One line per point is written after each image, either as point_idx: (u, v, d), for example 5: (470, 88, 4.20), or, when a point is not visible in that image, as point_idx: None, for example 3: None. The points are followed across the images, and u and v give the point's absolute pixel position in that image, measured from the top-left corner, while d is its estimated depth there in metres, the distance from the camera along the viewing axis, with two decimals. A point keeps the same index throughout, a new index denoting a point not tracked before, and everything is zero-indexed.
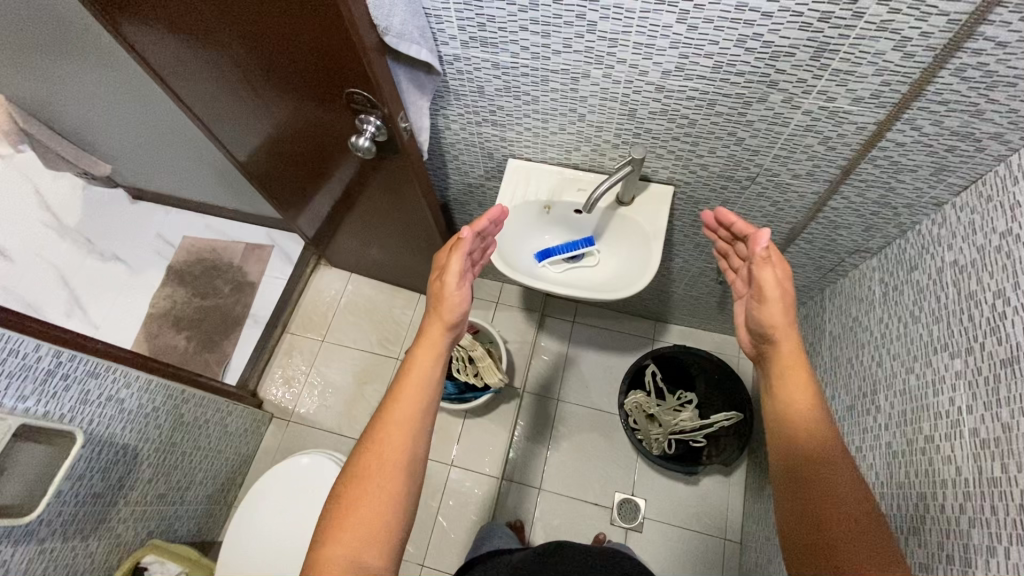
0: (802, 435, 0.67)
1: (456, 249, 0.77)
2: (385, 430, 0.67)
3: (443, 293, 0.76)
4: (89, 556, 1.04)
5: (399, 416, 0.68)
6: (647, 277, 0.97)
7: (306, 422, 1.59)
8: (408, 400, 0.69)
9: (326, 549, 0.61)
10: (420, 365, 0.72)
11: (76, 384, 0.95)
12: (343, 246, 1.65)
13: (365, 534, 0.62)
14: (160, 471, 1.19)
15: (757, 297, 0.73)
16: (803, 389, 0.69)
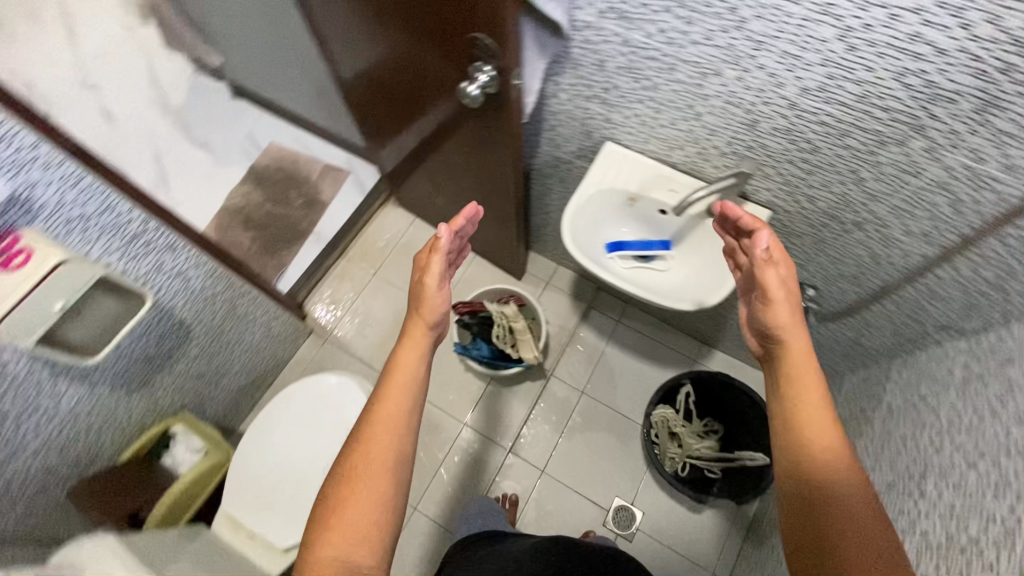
0: (814, 454, 0.63)
1: (434, 251, 0.75)
2: (368, 433, 0.68)
3: (423, 297, 0.75)
4: (128, 410, 1.13)
5: (384, 418, 0.69)
6: (721, 295, 0.94)
7: (341, 345, 1.64)
8: (393, 401, 0.69)
9: (318, 551, 0.62)
10: (404, 363, 0.72)
11: (155, 254, 1.01)
12: (416, 189, 1.66)
13: (357, 535, 0.63)
14: (204, 353, 1.25)
15: (763, 298, 0.69)
16: (815, 392, 0.65)
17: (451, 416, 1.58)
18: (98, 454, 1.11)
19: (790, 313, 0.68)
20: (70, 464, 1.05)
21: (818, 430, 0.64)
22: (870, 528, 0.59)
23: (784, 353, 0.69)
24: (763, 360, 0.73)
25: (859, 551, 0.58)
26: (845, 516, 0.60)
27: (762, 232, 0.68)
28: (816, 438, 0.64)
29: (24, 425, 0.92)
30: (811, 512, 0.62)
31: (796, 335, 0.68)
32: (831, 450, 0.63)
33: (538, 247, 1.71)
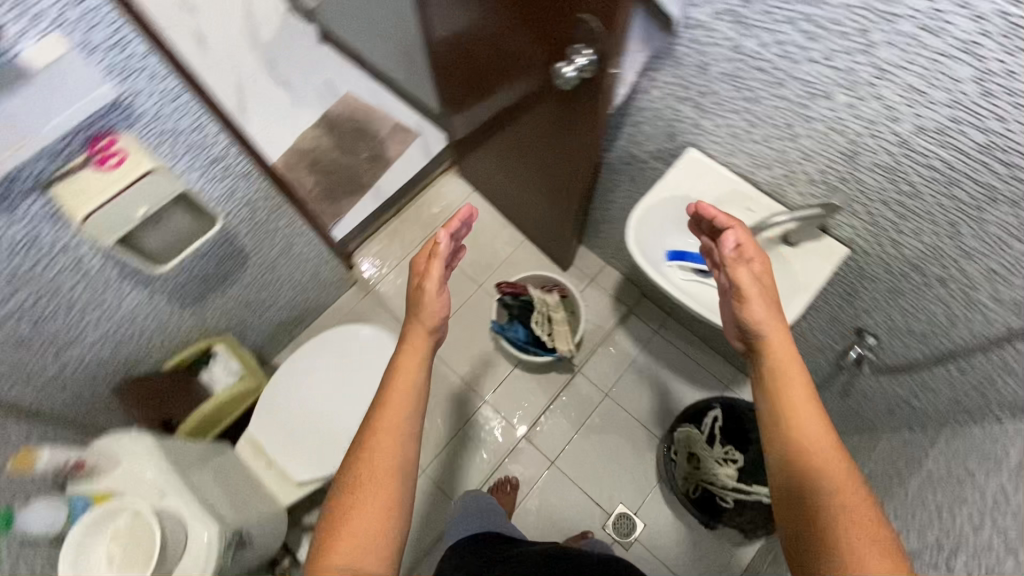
0: (803, 441, 0.65)
1: (434, 256, 0.78)
2: (371, 439, 0.69)
3: (423, 303, 0.78)
4: (178, 323, 1.18)
5: (386, 424, 0.69)
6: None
7: (380, 301, 1.67)
8: (394, 406, 0.70)
9: (325, 557, 0.62)
10: (405, 368, 0.74)
11: (230, 179, 1.03)
12: (481, 162, 1.66)
13: (363, 550, 0.63)
14: (255, 283, 1.29)
15: (739, 294, 0.77)
16: (796, 377, 0.70)
17: (473, 391, 1.59)
18: (146, 358, 1.17)
19: (765, 308, 0.75)
20: (120, 360, 1.11)
21: (804, 418, 0.67)
22: (859, 505, 0.59)
23: (767, 348, 0.74)
24: (751, 363, 0.77)
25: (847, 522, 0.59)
26: (836, 495, 0.60)
27: (728, 233, 0.79)
28: (803, 427, 0.66)
29: (86, 316, 0.98)
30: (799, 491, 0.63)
31: (774, 329, 0.74)
32: (818, 437, 0.65)
33: (590, 243, 1.69)
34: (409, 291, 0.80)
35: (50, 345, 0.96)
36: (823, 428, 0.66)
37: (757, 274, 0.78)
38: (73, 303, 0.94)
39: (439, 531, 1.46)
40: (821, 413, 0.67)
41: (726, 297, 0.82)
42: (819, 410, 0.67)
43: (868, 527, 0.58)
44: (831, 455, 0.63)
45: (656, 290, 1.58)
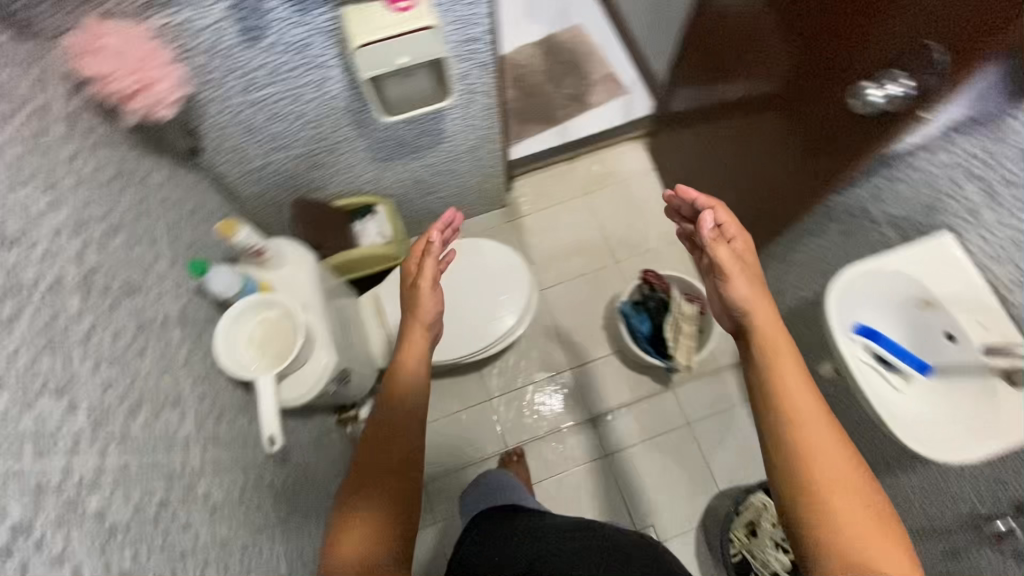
0: (798, 418, 0.71)
1: (428, 255, 0.94)
2: (374, 432, 0.83)
3: (419, 303, 0.92)
4: (361, 171, 1.25)
5: (389, 414, 0.84)
6: (946, 458, 0.81)
7: (520, 231, 1.68)
8: (395, 399, 0.86)
9: (336, 540, 0.73)
10: (405, 367, 0.89)
11: (471, 64, 1.04)
12: (679, 147, 1.58)
13: (367, 533, 0.72)
14: (434, 166, 1.34)
15: (722, 275, 0.84)
16: (790, 357, 0.76)
17: (565, 354, 1.58)
18: (323, 188, 1.25)
19: (749, 289, 0.82)
20: (304, 180, 1.20)
21: (796, 387, 0.73)
22: (846, 474, 0.68)
23: (755, 327, 0.80)
24: (737, 340, 0.84)
25: (838, 484, 0.67)
26: (829, 463, 0.68)
27: (707, 214, 0.86)
28: (796, 399, 0.72)
29: (303, 130, 1.06)
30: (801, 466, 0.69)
31: (758, 306, 0.81)
32: (806, 403, 0.72)
33: None
34: (405, 294, 0.95)
35: (268, 142, 1.06)
36: (812, 396, 0.73)
37: (736, 252, 0.86)
38: (299, 115, 1.02)
39: (478, 459, 1.51)
40: (808, 381, 0.74)
41: (708, 276, 0.90)
42: (807, 378, 0.74)
43: (850, 477, 0.68)
44: (818, 418, 0.71)
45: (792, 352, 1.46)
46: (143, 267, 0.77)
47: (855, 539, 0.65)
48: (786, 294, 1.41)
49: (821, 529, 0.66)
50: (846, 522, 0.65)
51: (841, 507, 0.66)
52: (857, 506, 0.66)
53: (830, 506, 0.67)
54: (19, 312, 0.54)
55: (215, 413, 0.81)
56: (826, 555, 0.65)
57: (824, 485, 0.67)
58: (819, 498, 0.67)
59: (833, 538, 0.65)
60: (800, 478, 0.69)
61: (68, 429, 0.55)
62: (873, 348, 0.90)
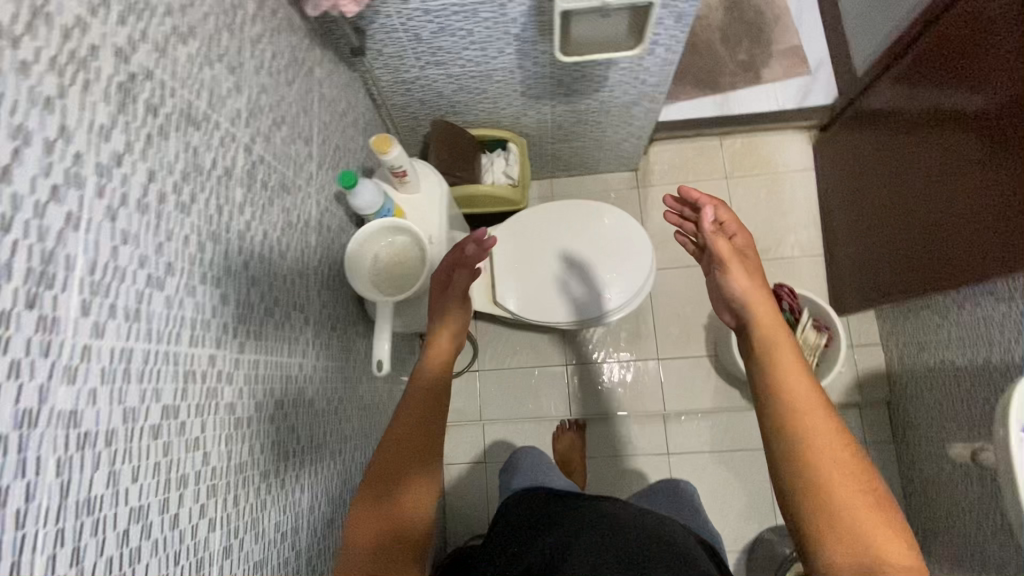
0: (792, 403, 0.64)
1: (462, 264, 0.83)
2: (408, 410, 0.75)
3: (447, 309, 0.83)
4: (507, 105, 1.17)
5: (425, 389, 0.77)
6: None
7: (644, 202, 1.57)
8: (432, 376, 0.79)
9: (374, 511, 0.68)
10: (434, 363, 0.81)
11: (670, 14, 0.91)
12: (855, 153, 1.37)
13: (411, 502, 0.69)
14: (581, 115, 1.24)
15: (722, 266, 0.78)
16: (787, 345, 0.70)
17: (655, 341, 1.51)
18: (465, 113, 1.20)
19: (751, 282, 0.76)
20: (449, 101, 1.15)
21: (795, 376, 0.66)
22: (843, 459, 0.59)
23: (755, 316, 0.74)
24: (738, 336, 0.77)
25: (836, 467, 0.59)
26: (824, 447, 0.60)
27: (709, 208, 0.81)
28: (792, 389, 0.65)
29: (466, 51, 0.99)
30: (796, 452, 0.61)
31: (757, 298, 0.75)
32: (800, 389, 0.65)
33: (886, 311, 1.39)
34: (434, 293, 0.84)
35: (428, 55, 1.00)
36: (809, 385, 0.65)
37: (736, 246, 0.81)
38: (467, 34, 0.94)
39: (539, 417, 1.50)
40: (806, 370, 0.67)
41: (706, 270, 0.84)
42: (805, 368, 0.67)
43: (854, 471, 0.59)
44: (814, 406, 0.63)
45: (911, 413, 1.30)
46: (297, 166, 0.76)
47: (864, 538, 0.55)
48: (928, 350, 1.24)
49: (823, 527, 0.57)
50: (849, 517, 0.57)
51: (845, 502, 0.57)
52: (854, 494, 0.58)
53: (836, 502, 0.57)
54: (196, 196, 0.54)
55: (331, 323, 0.82)
56: (833, 557, 0.56)
57: (829, 478, 0.58)
58: (822, 493, 0.58)
59: (831, 529, 0.57)
60: (794, 466, 0.60)
61: (219, 319, 0.56)
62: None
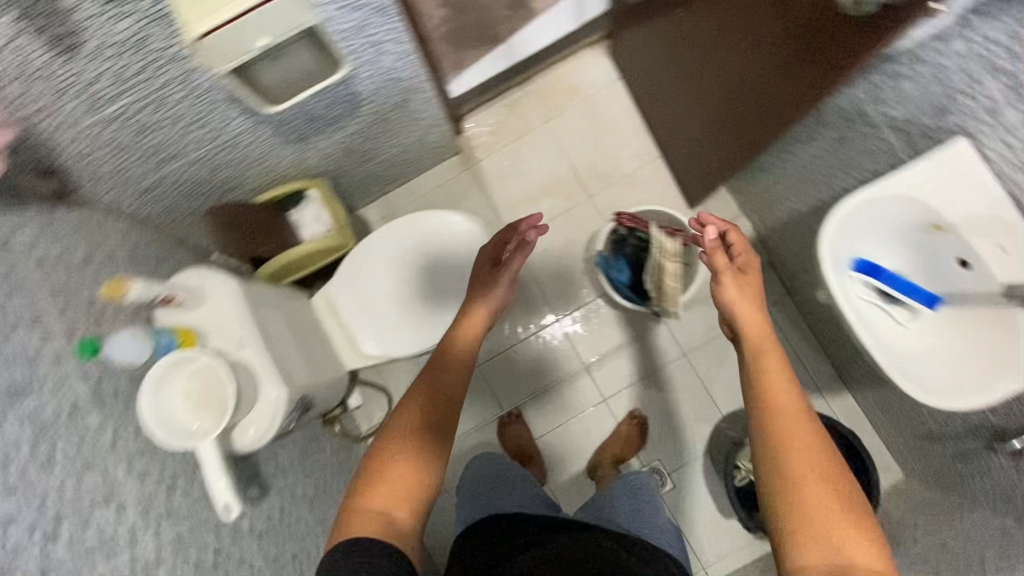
0: (777, 409, 0.70)
1: (519, 248, 1.00)
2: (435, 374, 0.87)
3: (490, 288, 0.99)
4: (279, 158, 1.08)
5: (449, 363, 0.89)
6: (957, 407, 0.72)
7: (480, 178, 1.51)
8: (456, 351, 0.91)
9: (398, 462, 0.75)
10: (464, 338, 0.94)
11: (368, 11, 0.83)
12: (642, 49, 1.35)
13: (418, 469, 0.75)
14: (363, 133, 1.15)
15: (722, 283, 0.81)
16: (773, 356, 0.75)
17: (548, 305, 1.50)
18: (240, 185, 1.10)
19: (745, 297, 0.80)
20: (216, 182, 1.04)
21: (789, 416, 0.69)
22: (816, 460, 0.66)
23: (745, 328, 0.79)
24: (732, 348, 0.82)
25: (809, 468, 0.65)
26: (801, 450, 0.67)
27: (710, 228, 0.84)
28: (784, 420, 0.69)
29: (190, 134, 0.89)
30: (775, 453, 0.67)
31: (752, 314, 0.79)
32: (787, 396, 0.71)
33: (733, 184, 1.40)
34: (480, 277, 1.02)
35: (152, 154, 0.89)
36: (801, 417, 0.69)
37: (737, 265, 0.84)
38: (175, 120, 0.84)
39: (476, 424, 1.48)
40: (798, 393, 0.71)
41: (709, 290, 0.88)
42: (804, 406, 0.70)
43: (856, 526, 0.63)
44: (795, 412, 0.69)
45: (788, 267, 1.35)
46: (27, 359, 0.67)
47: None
48: (776, 207, 1.26)
49: (794, 519, 0.64)
50: (816, 510, 0.63)
51: (814, 497, 0.64)
52: (823, 491, 0.64)
53: (805, 501, 0.64)
54: None
55: (164, 487, 0.75)
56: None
57: (831, 531, 0.62)
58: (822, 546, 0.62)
59: (803, 522, 0.63)
60: (775, 468, 0.67)
61: None
62: (874, 284, 0.79)
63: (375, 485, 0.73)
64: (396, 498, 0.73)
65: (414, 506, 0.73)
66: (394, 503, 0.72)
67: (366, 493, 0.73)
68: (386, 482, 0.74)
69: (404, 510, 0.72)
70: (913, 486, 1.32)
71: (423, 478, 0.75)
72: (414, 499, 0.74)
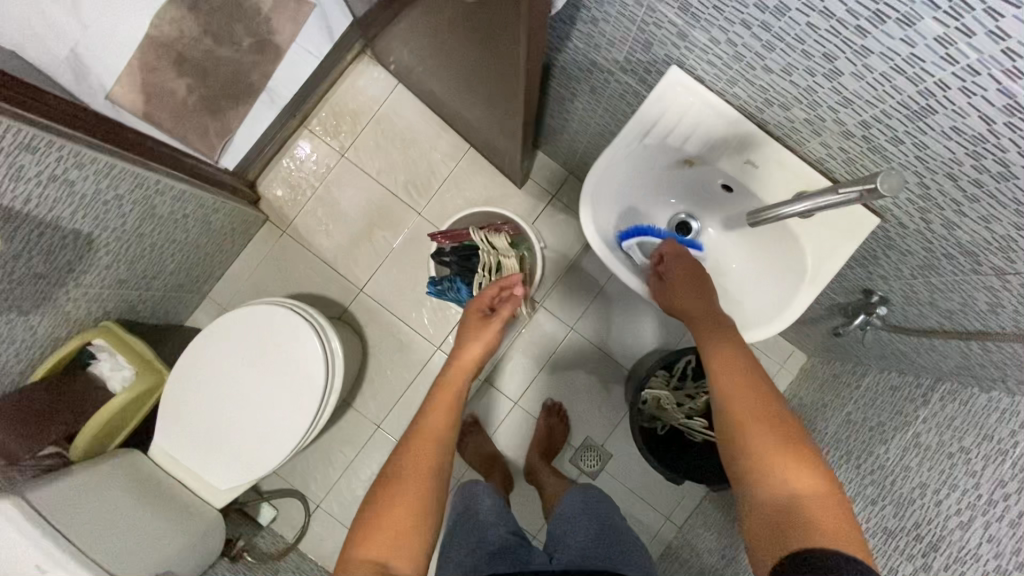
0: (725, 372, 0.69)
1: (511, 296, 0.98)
2: (424, 425, 0.81)
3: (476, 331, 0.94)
4: (30, 329, 0.93)
5: (438, 417, 0.82)
6: (754, 337, 0.71)
7: (301, 239, 1.39)
8: (444, 403, 0.84)
9: (388, 507, 0.71)
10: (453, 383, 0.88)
11: (2, 156, 0.71)
12: (394, 50, 1.24)
13: (409, 516, 0.70)
14: (120, 259, 1.02)
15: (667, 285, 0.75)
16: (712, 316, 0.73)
17: (425, 336, 1.38)
18: (5, 374, 0.93)
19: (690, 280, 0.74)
20: None
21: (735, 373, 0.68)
22: (762, 411, 0.65)
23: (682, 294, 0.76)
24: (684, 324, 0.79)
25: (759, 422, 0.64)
26: (751, 405, 0.65)
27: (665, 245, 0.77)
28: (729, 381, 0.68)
29: None
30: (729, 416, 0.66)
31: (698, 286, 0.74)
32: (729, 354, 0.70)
33: (547, 149, 1.34)
34: (467, 321, 0.96)
35: None
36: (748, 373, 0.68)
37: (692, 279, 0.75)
38: None
39: None
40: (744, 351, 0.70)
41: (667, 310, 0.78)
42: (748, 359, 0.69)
43: (806, 465, 0.60)
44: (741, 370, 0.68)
45: None
46: None
47: (804, 529, 0.56)
48: (587, 162, 1.21)
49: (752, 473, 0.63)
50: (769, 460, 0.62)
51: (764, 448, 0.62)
52: (771, 438, 0.63)
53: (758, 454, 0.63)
54: None
55: None
56: (776, 547, 0.57)
57: (774, 468, 0.61)
58: (770, 485, 0.61)
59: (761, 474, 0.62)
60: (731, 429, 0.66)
61: None
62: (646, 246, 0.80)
63: (370, 532, 0.69)
64: (391, 546, 0.68)
65: (412, 554, 0.68)
66: (393, 551, 0.68)
67: (360, 542, 0.69)
68: (381, 526, 0.70)
69: (402, 558, 0.68)
70: (815, 365, 1.36)
71: (418, 532, 0.70)
72: (411, 548, 0.69)
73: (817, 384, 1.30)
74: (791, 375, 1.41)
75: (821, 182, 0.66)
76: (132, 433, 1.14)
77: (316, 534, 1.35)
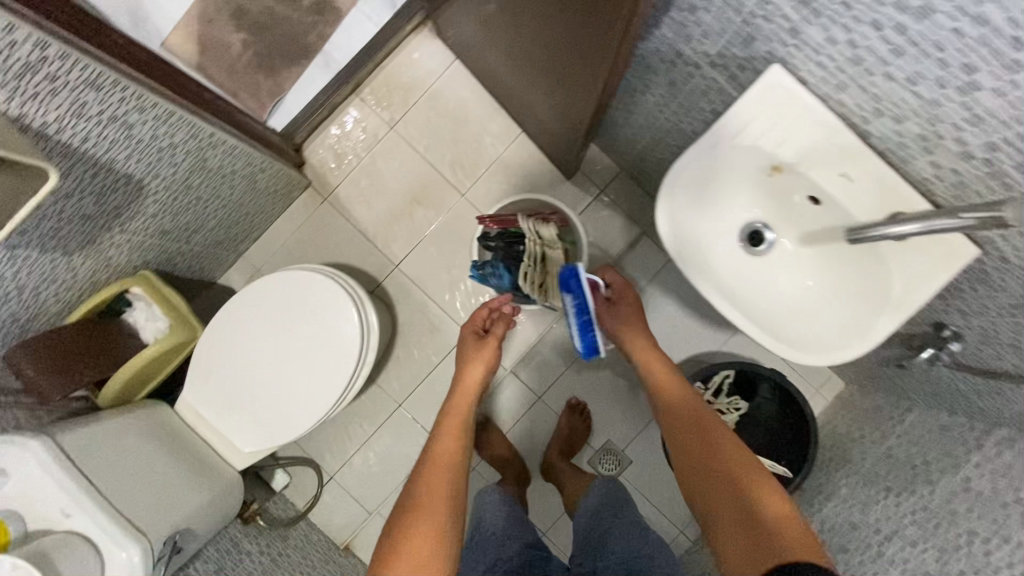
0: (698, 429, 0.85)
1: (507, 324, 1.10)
2: (433, 451, 0.88)
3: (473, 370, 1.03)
4: (73, 271, 0.92)
5: (444, 445, 0.89)
6: (840, 358, 0.66)
7: (341, 209, 1.37)
8: (449, 433, 0.91)
9: (406, 535, 0.75)
10: (456, 415, 0.96)
11: (68, 90, 0.69)
12: (458, 24, 1.20)
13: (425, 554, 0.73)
14: (167, 209, 1.00)
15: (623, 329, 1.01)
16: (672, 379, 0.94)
17: (455, 320, 1.36)
18: (42, 312, 0.92)
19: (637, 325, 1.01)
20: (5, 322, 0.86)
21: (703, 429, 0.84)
22: (729, 455, 0.79)
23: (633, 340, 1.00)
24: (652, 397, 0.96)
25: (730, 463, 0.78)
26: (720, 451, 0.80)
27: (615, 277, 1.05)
28: (701, 435, 0.83)
29: None
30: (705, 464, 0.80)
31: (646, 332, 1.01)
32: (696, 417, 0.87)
33: (601, 142, 1.30)
34: (462, 359, 1.05)
35: None
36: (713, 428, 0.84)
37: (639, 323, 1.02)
38: None
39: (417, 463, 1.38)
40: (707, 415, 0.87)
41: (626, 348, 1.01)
42: (710, 418, 0.86)
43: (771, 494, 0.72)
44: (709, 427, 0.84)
45: None
46: None
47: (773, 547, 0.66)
48: (643, 158, 1.16)
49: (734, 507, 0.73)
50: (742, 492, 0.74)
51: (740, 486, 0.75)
52: (745, 476, 0.76)
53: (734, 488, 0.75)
54: None
55: None
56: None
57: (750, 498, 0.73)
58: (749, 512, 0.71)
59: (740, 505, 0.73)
60: (711, 473, 0.78)
61: None
62: (709, 235, 0.74)
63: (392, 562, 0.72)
64: None
65: None
66: None
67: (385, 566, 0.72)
68: (402, 558, 0.72)
69: None
70: (854, 395, 1.30)
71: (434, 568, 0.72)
72: None
73: (855, 414, 1.25)
74: (826, 402, 1.36)
75: (920, 204, 0.61)
76: (159, 385, 1.13)
77: (327, 505, 1.34)
